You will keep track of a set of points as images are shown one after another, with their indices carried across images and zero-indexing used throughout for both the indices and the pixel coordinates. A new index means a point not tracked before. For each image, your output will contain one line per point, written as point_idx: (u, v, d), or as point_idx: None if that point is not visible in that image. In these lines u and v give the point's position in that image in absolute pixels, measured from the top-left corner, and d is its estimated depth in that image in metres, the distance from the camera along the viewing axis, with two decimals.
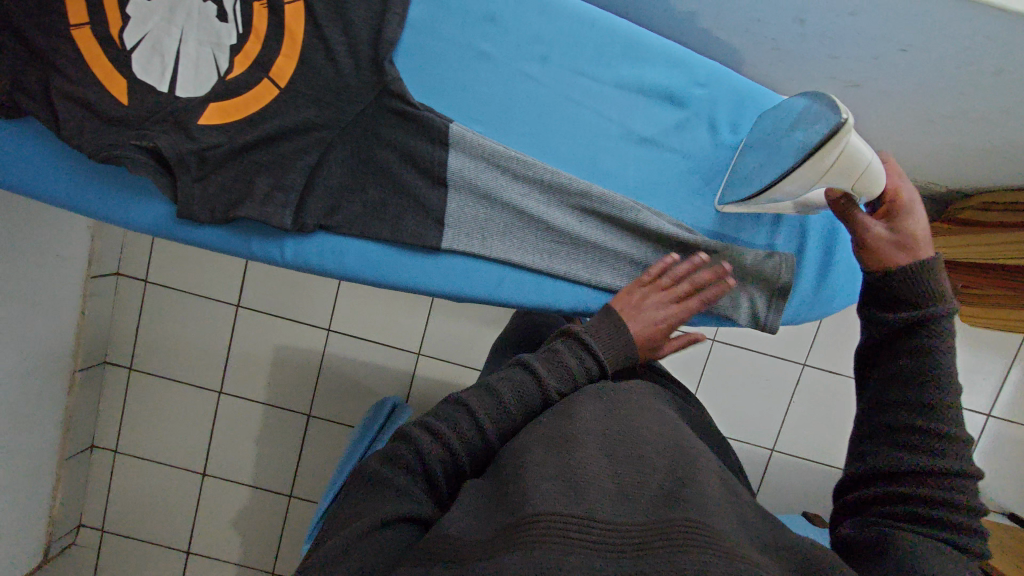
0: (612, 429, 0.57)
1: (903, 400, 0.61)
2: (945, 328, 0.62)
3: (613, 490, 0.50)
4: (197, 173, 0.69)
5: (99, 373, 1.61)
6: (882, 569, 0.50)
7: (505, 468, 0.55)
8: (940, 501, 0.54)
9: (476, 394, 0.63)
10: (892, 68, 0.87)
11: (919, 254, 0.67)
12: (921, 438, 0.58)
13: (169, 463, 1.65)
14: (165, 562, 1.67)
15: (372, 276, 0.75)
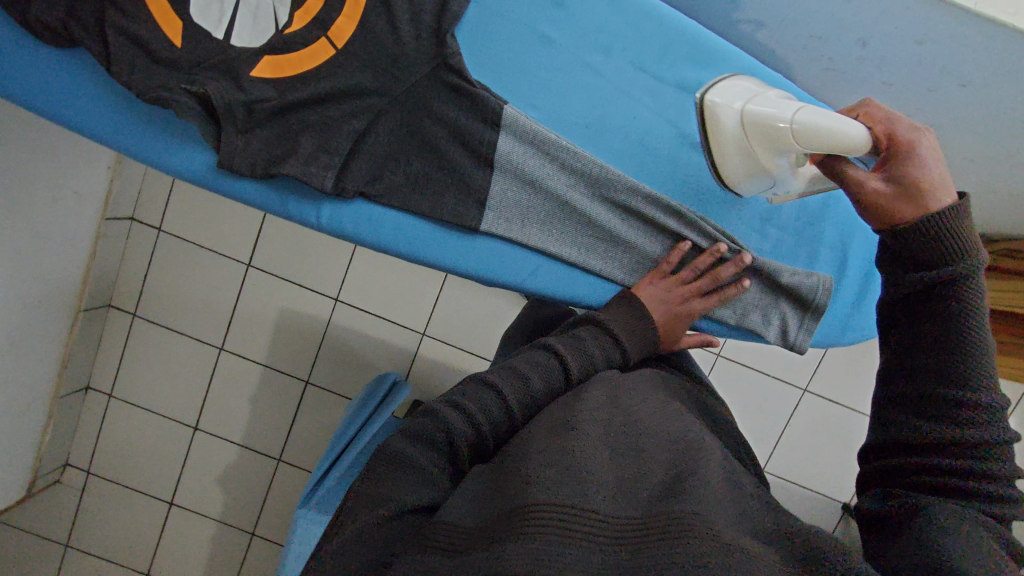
0: (614, 419, 0.57)
1: (932, 371, 0.58)
2: (974, 284, 0.57)
3: (613, 482, 0.50)
4: (242, 125, 0.67)
5: (101, 315, 1.60)
6: (904, 548, 0.51)
7: (510, 455, 0.55)
8: (971, 472, 0.55)
9: (506, 377, 0.63)
10: (945, 104, 0.87)
11: (922, 206, 0.59)
12: (951, 412, 0.56)
13: (162, 413, 1.65)
14: (146, 511, 1.67)
15: (405, 250, 0.74)
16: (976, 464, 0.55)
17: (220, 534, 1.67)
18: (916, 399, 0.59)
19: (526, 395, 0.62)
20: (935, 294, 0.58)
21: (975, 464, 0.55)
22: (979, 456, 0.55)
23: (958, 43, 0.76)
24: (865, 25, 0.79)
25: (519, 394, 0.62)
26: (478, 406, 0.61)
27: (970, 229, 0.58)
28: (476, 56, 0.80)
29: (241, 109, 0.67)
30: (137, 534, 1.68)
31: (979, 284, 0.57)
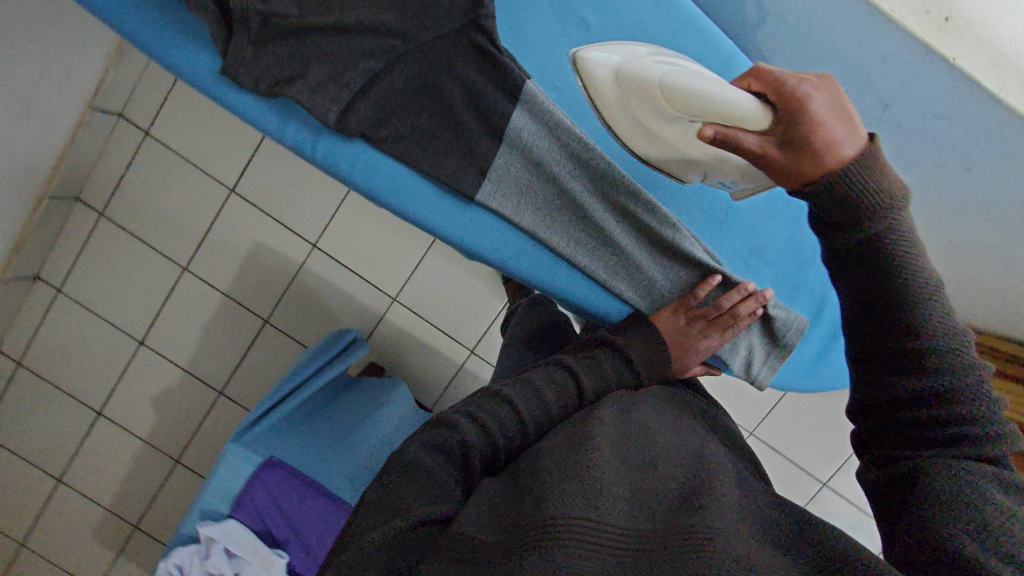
0: (627, 436, 0.57)
1: (895, 336, 0.55)
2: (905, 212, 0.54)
3: (627, 497, 0.50)
4: (254, 36, 0.63)
5: (66, 208, 1.52)
6: (912, 529, 0.49)
7: (522, 469, 0.56)
8: (962, 430, 0.53)
9: (521, 392, 0.65)
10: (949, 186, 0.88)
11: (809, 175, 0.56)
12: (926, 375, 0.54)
13: (110, 320, 1.59)
14: (72, 416, 1.62)
15: (395, 202, 0.72)
16: (963, 419, 0.53)
17: (144, 454, 1.64)
18: (888, 374, 0.57)
19: (538, 410, 0.64)
20: (877, 254, 0.54)
21: (961, 420, 0.53)
22: (964, 408, 0.53)
23: (975, 125, 0.78)
24: (889, 88, 0.80)
25: (531, 409, 0.64)
26: (494, 419, 0.62)
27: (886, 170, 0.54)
28: (513, 34, 0.79)
29: (256, 19, 0.61)
30: (57, 437, 1.62)
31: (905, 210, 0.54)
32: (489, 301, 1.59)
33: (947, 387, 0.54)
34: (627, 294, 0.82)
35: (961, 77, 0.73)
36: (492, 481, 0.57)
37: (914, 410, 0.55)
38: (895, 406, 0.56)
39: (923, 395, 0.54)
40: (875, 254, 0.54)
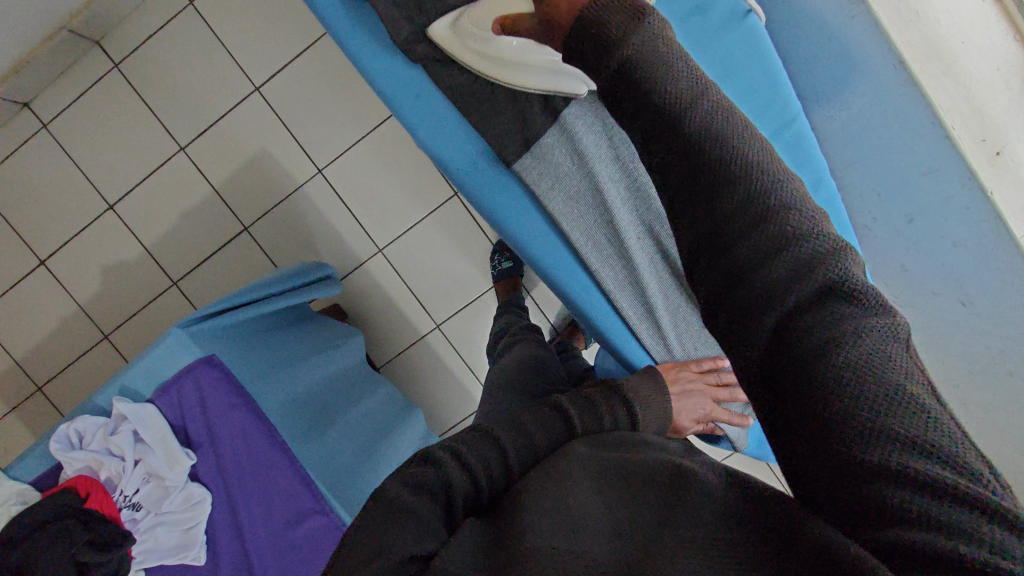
0: (603, 462, 0.50)
1: (735, 219, 0.42)
2: (628, 29, 0.44)
3: (608, 528, 0.43)
4: None
5: (82, 49, 1.45)
6: (868, 493, 0.35)
7: (502, 511, 0.48)
8: (826, 288, 0.40)
9: (507, 429, 0.57)
10: None
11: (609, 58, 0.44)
12: (770, 245, 0.41)
13: (86, 174, 1.52)
14: (14, 256, 1.54)
15: (432, 145, 0.70)
16: (821, 275, 0.40)
17: (74, 320, 1.56)
18: (737, 275, 0.41)
19: (526, 448, 0.56)
20: (678, 119, 0.44)
21: (819, 281, 0.40)
22: (816, 259, 0.40)
23: (987, 264, 0.74)
24: (919, 203, 0.78)
25: (517, 449, 0.55)
26: (477, 456, 0.53)
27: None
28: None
29: None
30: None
31: (630, 23, 0.44)
32: (472, 285, 1.57)
33: (791, 246, 0.41)
34: (630, 316, 0.75)
35: (993, 213, 0.71)
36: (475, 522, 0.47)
37: (772, 297, 0.40)
38: (773, 317, 0.40)
39: (780, 266, 0.40)
40: (685, 127, 0.44)
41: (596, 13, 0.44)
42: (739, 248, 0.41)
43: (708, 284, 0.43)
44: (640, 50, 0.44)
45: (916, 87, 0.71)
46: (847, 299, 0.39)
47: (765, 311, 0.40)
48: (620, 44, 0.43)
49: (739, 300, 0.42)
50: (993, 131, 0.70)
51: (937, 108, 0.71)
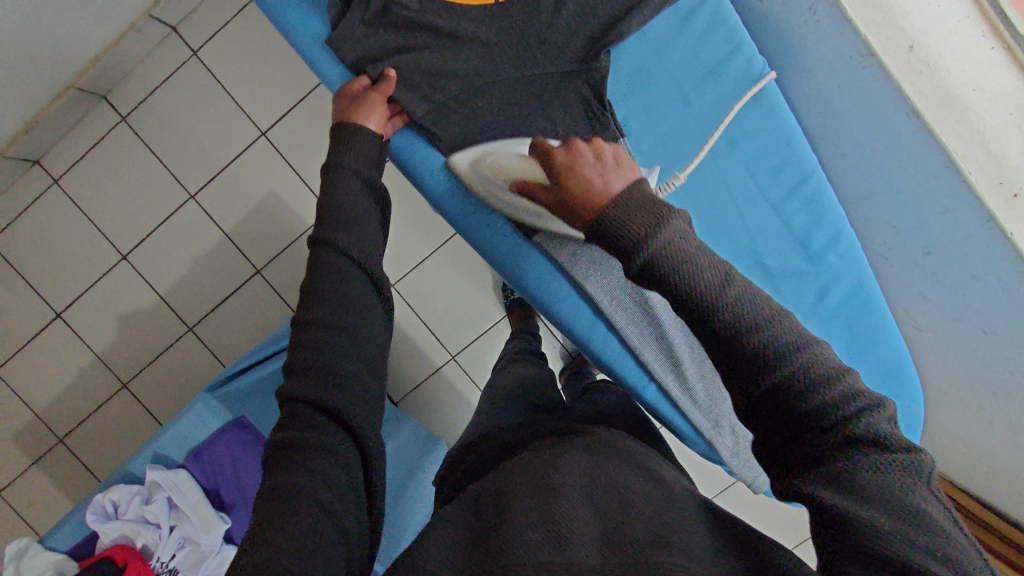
0: (596, 475, 0.51)
1: (757, 356, 0.45)
2: (634, 227, 0.47)
3: (597, 538, 0.44)
4: (368, 18, 0.66)
5: (89, 102, 1.40)
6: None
7: (486, 509, 0.49)
8: (853, 437, 0.42)
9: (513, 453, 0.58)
10: (956, 350, 0.84)
11: (631, 258, 0.47)
12: (795, 383, 0.44)
13: (97, 226, 1.46)
14: (27, 313, 1.47)
15: (456, 216, 0.71)
16: (844, 416, 0.43)
17: (90, 371, 1.49)
18: (762, 402, 0.45)
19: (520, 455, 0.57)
20: (664, 258, 0.46)
21: (841, 421, 0.42)
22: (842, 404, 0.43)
23: (1010, 299, 0.74)
24: (937, 239, 0.77)
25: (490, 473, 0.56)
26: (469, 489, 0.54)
27: (637, 209, 0.48)
28: (621, 91, 0.70)
29: (377, 3, 0.66)
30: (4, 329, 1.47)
31: (641, 225, 0.47)
32: (487, 314, 1.49)
33: (813, 385, 0.43)
34: (656, 371, 0.75)
35: (1012, 252, 0.69)
36: (456, 512, 0.51)
37: (795, 428, 0.44)
38: (796, 450, 0.44)
39: (806, 403, 0.43)
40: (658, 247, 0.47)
41: (615, 219, 0.48)
42: (765, 384, 0.44)
43: (745, 412, 0.47)
44: (660, 256, 0.46)
45: (930, 134, 0.69)
46: (870, 441, 0.42)
47: (790, 439, 0.44)
48: (640, 248, 0.46)
49: (766, 424, 0.45)
50: (1011, 174, 0.67)
51: (952, 155, 0.68)
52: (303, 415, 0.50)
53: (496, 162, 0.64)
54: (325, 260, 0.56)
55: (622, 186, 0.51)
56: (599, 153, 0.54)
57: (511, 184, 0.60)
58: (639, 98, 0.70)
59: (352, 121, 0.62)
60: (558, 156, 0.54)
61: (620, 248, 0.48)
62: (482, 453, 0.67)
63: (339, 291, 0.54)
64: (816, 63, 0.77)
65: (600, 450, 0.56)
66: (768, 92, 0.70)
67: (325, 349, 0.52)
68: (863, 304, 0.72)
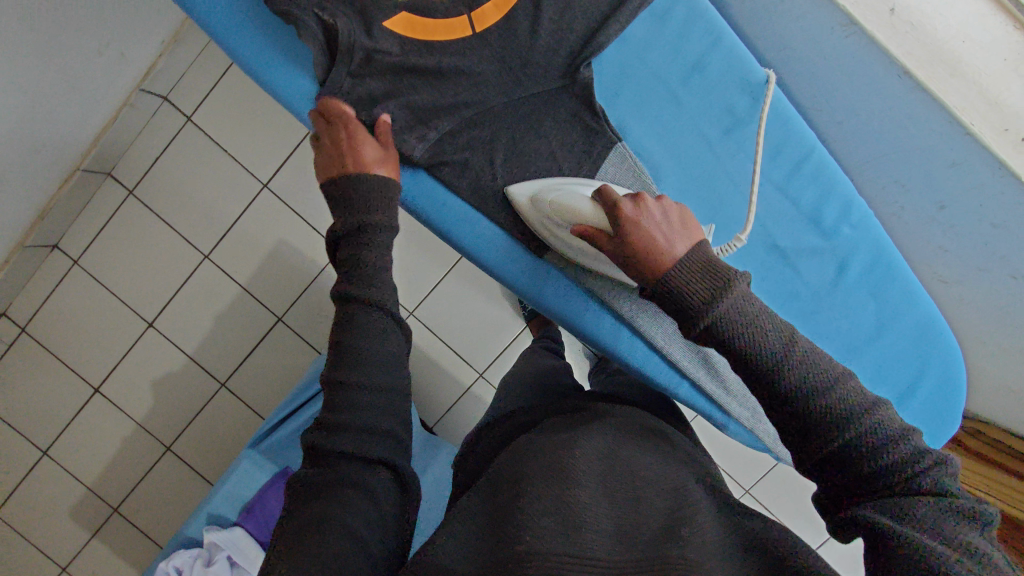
0: (612, 461, 0.51)
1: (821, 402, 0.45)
2: (693, 293, 0.49)
3: (610, 531, 0.45)
4: (354, 70, 0.66)
5: (96, 182, 1.44)
6: None
7: (502, 493, 0.49)
8: (903, 471, 0.43)
9: (535, 434, 0.59)
10: (989, 298, 0.83)
11: (692, 318, 0.49)
12: (860, 434, 0.44)
13: (121, 297, 1.50)
14: (67, 392, 1.51)
15: (466, 244, 0.71)
16: (908, 467, 0.43)
17: (135, 438, 1.53)
18: (824, 447, 0.45)
19: (536, 436, 0.57)
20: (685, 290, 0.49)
21: (904, 470, 0.43)
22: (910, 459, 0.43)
23: None
24: (950, 192, 0.77)
25: (505, 454, 0.56)
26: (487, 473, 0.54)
27: (699, 278, 0.49)
28: (609, 99, 0.70)
29: (360, 53, 0.66)
30: (45, 412, 1.50)
31: (707, 289, 0.49)
32: (508, 327, 1.49)
33: (874, 435, 0.44)
34: (684, 367, 0.75)
35: None
36: (473, 494, 0.51)
37: (854, 469, 0.44)
38: (845, 477, 0.45)
39: (871, 453, 0.43)
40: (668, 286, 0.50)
41: (676, 289, 0.50)
42: (828, 433, 0.44)
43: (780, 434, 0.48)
44: (724, 323, 0.48)
45: (925, 92, 0.69)
46: (932, 491, 0.42)
47: (837, 469, 0.45)
48: (699, 315, 0.48)
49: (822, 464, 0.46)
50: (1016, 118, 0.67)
51: (952, 109, 0.68)
52: (339, 462, 0.51)
53: (557, 199, 0.62)
54: (349, 311, 0.57)
55: (685, 252, 0.52)
56: (666, 215, 0.53)
57: (573, 228, 0.59)
58: (628, 105, 0.70)
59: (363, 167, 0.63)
60: (624, 210, 0.54)
61: (682, 311, 0.49)
62: (502, 432, 0.70)
63: (369, 348, 0.55)
64: (799, 37, 0.76)
65: (614, 432, 0.56)
66: (756, 78, 0.70)
67: (363, 403, 0.54)
68: (885, 271, 0.71)
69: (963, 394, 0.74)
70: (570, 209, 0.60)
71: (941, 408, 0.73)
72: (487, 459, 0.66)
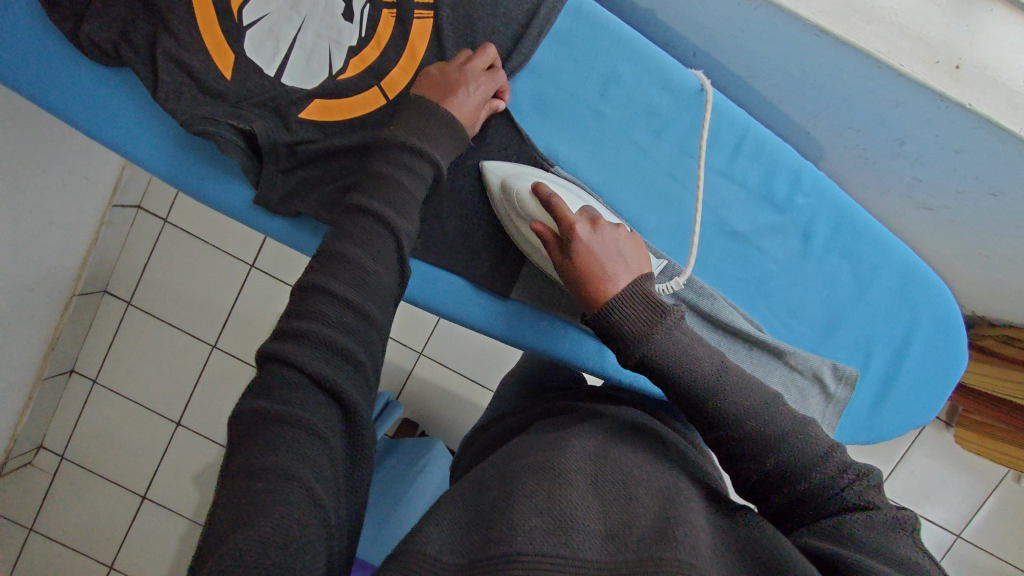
0: (601, 461, 0.51)
1: (750, 425, 0.48)
2: (623, 319, 0.51)
3: (602, 531, 0.44)
4: (283, 164, 0.67)
5: (95, 301, 1.45)
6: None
7: (490, 493, 0.49)
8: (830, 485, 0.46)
9: (524, 440, 0.59)
10: (977, 213, 0.81)
11: (630, 337, 0.50)
12: (786, 455, 0.47)
13: (145, 405, 1.47)
14: (116, 506, 1.48)
15: (432, 302, 0.72)
16: (836, 484, 0.46)
17: (188, 539, 1.47)
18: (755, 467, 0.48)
19: (520, 444, 0.57)
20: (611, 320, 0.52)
21: (830, 486, 0.46)
22: (835, 475, 0.46)
23: (1000, 160, 0.71)
24: (904, 128, 0.74)
25: (494, 463, 0.55)
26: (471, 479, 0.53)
27: (637, 309, 0.51)
28: (536, 130, 0.70)
29: (283, 149, 0.66)
30: (99, 533, 1.48)
31: (642, 316, 0.51)
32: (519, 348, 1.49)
33: (797, 456, 0.47)
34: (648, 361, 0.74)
35: (979, 119, 0.66)
36: (451, 496, 0.51)
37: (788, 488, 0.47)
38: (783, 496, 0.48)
39: (799, 475, 0.47)
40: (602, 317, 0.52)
41: (616, 316, 0.51)
42: (756, 457, 0.48)
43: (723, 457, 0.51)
44: (658, 356, 0.49)
45: (847, 45, 0.66)
46: (859, 504, 0.45)
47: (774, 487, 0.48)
48: (636, 344, 0.50)
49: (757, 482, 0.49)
50: (943, 48, 0.65)
51: (878, 54, 0.65)
52: (291, 378, 0.44)
53: (521, 193, 0.64)
54: None
55: (625, 283, 0.53)
56: (616, 245, 0.57)
57: (531, 228, 0.60)
58: (556, 132, 0.71)
59: (451, 91, 0.63)
60: (578, 228, 0.57)
61: (620, 335, 0.51)
62: (493, 434, 0.73)
63: (361, 264, 0.50)
64: (708, 19, 0.74)
65: (602, 433, 0.57)
66: (677, 76, 0.70)
67: (330, 317, 0.47)
68: (851, 230, 0.73)
69: (964, 331, 0.76)
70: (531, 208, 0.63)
71: (945, 346, 0.76)
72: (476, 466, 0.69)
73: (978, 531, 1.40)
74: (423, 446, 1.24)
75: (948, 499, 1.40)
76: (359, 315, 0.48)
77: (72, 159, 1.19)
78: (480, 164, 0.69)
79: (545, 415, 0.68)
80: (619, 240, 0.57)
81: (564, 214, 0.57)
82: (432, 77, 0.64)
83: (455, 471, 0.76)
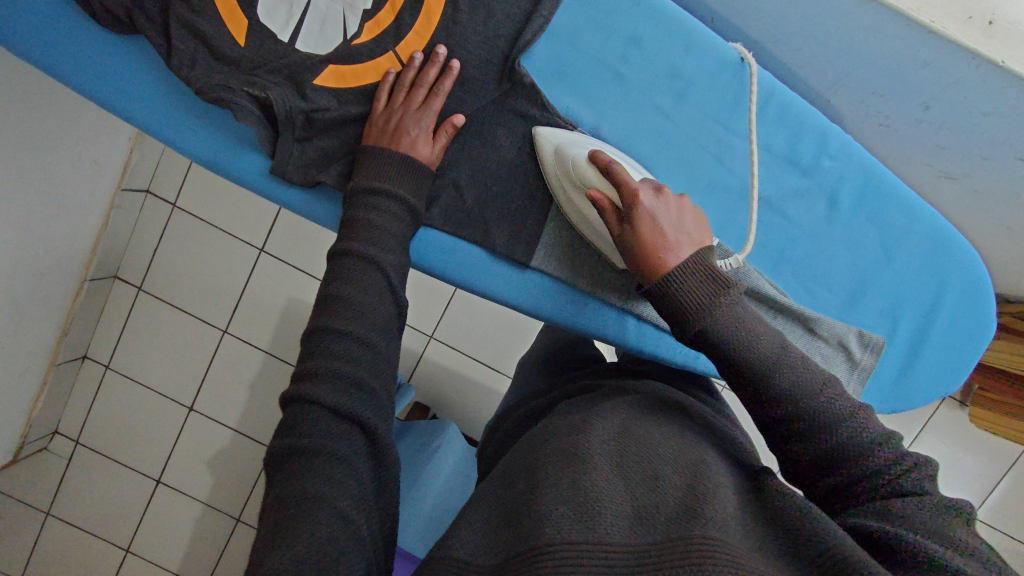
0: (626, 441, 0.51)
1: (783, 395, 0.48)
2: (680, 289, 0.51)
3: (630, 515, 0.43)
4: (299, 134, 0.66)
5: (106, 287, 1.45)
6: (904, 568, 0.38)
7: (516, 486, 0.48)
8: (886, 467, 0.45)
9: (548, 422, 0.58)
10: (1005, 179, 0.79)
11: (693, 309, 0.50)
12: (845, 437, 0.46)
13: (157, 390, 1.48)
14: (132, 490, 1.49)
15: (455, 274, 0.70)
16: (895, 468, 0.45)
17: (202, 522, 1.48)
18: (806, 450, 0.47)
19: (543, 429, 0.56)
20: (669, 290, 0.51)
21: (890, 469, 0.45)
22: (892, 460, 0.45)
23: None
24: (932, 91, 0.72)
25: (519, 449, 0.55)
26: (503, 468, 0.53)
27: (709, 285, 0.50)
28: (555, 94, 0.69)
29: (300, 117, 0.65)
30: (115, 517, 1.49)
31: (698, 289, 0.50)
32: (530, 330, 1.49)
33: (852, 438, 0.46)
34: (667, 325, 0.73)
35: (1012, 77, 0.65)
36: (483, 493, 0.51)
37: (835, 468, 0.46)
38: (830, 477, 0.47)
39: (849, 455, 0.46)
40: (657, 286, 0.52)
41: (685, 286, 0.51)
42: (803, 435, 0.47)
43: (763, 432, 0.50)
44: (716, 329, 0.49)
45: (876, 2, 0.64)
46: (915, 491, 0.44)
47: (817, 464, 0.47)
48: (694, 319, 0.49)
49: (806, 466, 0.48)
50: (976, 4, 0.63)
51: (908, 12, 0.64)
52: (318, 414, 0.48)
53: (575, 158, 0.63)
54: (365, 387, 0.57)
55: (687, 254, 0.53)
56: (677, 215, 0.56)
57: (586, 193, 0.59)
58: (576, 96, 0.69)
59: (387, 130, 0.64)
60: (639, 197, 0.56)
61: (680, 307, 0.51)
62: (517, 414, 0.73)
63: (356, 299, 0.53)
64: None
65: (626, 409, 0.55)
66: (699, 34, 0.68)
67: (339, 352, 0.50)
68: (878, 195, 0.71)
69: (992, 296, 0.75)
70: (586, 176, 0.62)
71: (972, 313, 0.74)
72: (501, 448, 0.69)
73: (994, 512, 1.39)
74: (435, 429, 1.23)
75: (964, 480, 1.39)
76: (368, 348, 0.52)
77: (81, 141, 1.18)
78: (534, 131, 0.68)
79: (568, 394, 0.68)
80: (679, 211, 0.56)
81: (627, 182, 0.57)
82: (385, 125, 0.64)
83: (481, 455, 0.76)
